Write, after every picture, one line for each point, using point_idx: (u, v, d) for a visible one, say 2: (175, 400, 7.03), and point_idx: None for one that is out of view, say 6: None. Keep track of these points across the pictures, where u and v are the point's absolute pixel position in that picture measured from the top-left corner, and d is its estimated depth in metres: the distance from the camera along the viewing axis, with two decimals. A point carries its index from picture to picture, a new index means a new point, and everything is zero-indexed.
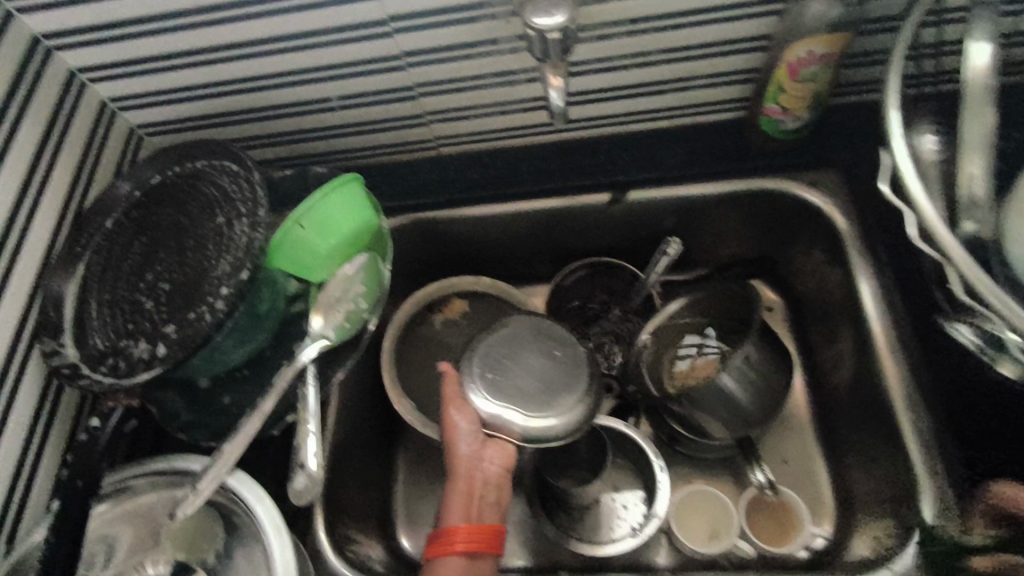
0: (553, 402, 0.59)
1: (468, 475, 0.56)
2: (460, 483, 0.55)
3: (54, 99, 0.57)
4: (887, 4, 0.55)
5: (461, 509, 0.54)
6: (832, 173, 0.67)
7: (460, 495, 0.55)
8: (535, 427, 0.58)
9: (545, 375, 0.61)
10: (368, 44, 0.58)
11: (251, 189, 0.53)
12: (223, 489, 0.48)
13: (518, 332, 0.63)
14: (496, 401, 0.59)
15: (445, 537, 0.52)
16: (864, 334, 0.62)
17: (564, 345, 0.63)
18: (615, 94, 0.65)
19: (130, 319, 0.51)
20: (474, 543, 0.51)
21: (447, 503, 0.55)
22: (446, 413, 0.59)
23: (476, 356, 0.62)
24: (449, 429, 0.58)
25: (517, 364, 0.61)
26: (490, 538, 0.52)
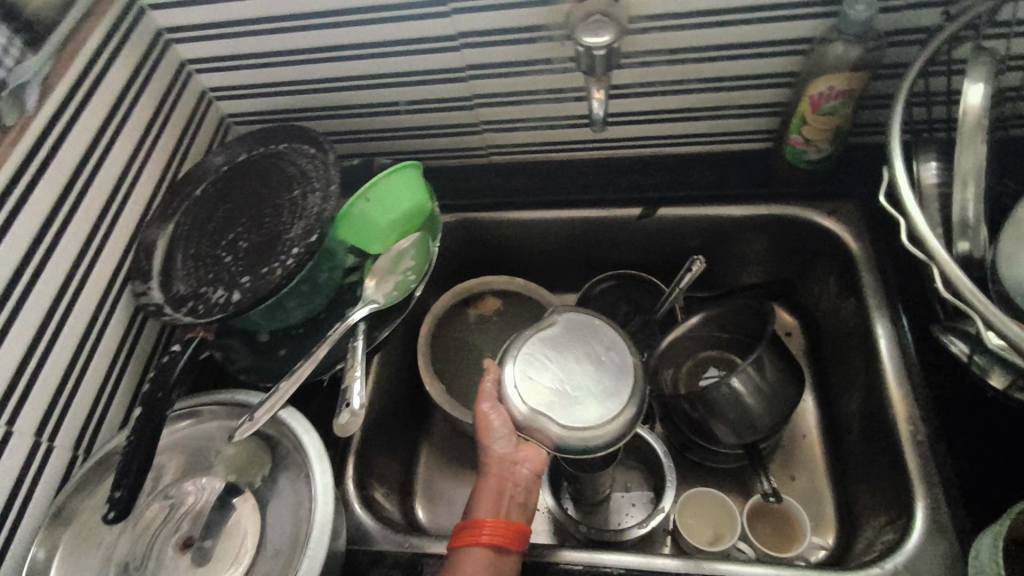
0: (594, 409, 0.53)
1: (499, 474, 0.54)
2: (490, 481, 0.54)
3: (166, 83, 0.67)
4: (904, 51, 0.61)
5: (490, 504, 0.53)
6: (850, 204, 0.72)
7: (489, 492, 0.53)
8: (573, 436, 0.52)
9: (587, 378, 0.55)
10: (437, 55, 0.66)
11: (326, 168, 0.61)
12: (274, 422, 0.54)
13: (565, 333, 0.59)
14: (530, 402, 0.54)
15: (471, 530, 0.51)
16: (871, 353, 0.65)
17: (613, 350, 0.58)
18: (652, 117, 0.72)
19: (210, 270, 0.59)
20: (500, 539, 0.51)
21: (477, 496, 0.54)
22: (483, 406, 0.57)
23: (517, 352, 0.58)
24: (485, 423, 0.56)
25: (560, 366, 0.56)
26: (514, 537, 0.51)
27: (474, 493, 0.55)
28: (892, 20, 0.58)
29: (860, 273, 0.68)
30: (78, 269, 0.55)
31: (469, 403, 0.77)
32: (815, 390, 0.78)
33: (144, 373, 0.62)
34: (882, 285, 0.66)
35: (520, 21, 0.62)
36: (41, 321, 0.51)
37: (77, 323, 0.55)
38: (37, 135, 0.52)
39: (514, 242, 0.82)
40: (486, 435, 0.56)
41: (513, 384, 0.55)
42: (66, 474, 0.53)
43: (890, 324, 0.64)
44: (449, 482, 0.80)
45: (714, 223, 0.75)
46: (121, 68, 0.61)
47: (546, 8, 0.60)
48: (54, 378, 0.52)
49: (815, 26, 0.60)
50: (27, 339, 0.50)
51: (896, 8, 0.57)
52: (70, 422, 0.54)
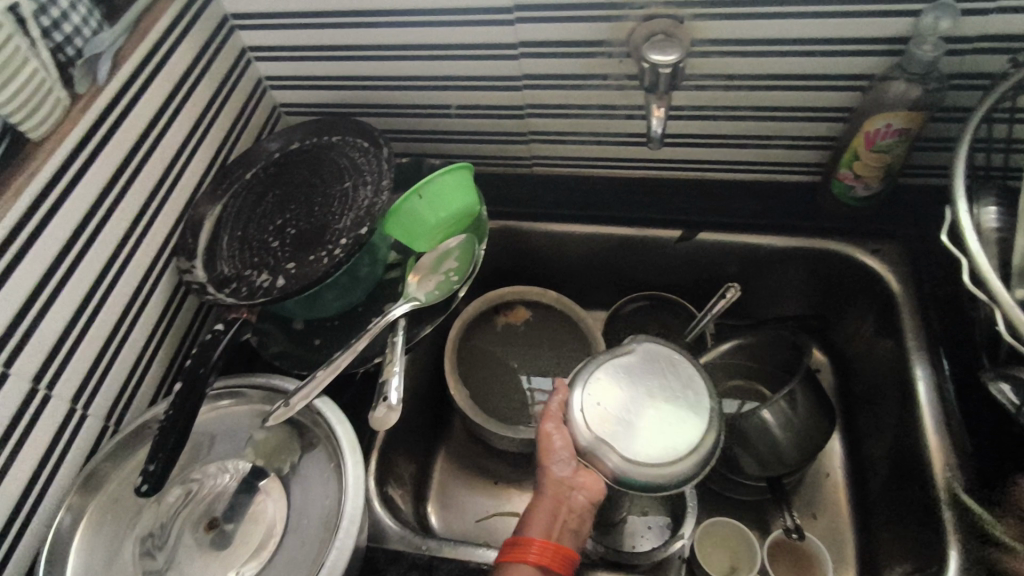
0: (662, 448, 0.54)
1: (557, 495, 0.54)
2: (547, 501, 0.54)
3: (227, 68, 0.68)
4: (963, 95, 0.61)
5: (543, 524, 0.52)
6: (895, 244, 0.71)
7: (545, 512, 0.53)
8: (635, 470, 0.53)
9: (654, 412, 0.56)
10: (495, 63, 0.67)
11: (379, 164, 0.61)
12: (306, 410, 0.53)
13: (636, 365, 0.59)
14: (596, 431, 0.55)
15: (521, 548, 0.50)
16: (908, 395, 0.64)
17: (689, 389, 0.58)
18: (701, 141, 0.72)
19: (256, 254, 0.59)
20: (549, 559, 0.49)
21: (530, 515, 0.53)
22: (545, 426, 0.58)
23: (588, 379, 0.58)
24: (547, 444, 0.57)
25: (630, 398, 0.57)
26: (564, 559, 0.50)
27: (526, 513, 0.54)
28: (955, 64, 0.59)
29: (901, 314, 0.67)
30: (128, 241, 0.55)
31: (492, 411, 0.77)
32: (843, 431, 0.76)
33: (179, 351, 0.62)
34: (923, 328, 0.65)
35: (583, 35, 0.63)
36: (89, 288, 0.51)
37: (122, 293, 0.55)
38: (106, 105, 0.52)
39: (551, 254, 0.81)
40: (548, 457, 0.56)
41: (580, 410, 0.56)
42: (95, 443, 0.53)
43: (929, 368, 0.63)
44: (464, 490, 0.79)
45: (753, 253, 0.75)
46: (188, 49, 0.62)
47: (611, 24, 0.61)
48: (95, 346, 0.52)
49: (876, 64, 0.60)
50: (75, 304, 0.50)
51: (961, 52, 0.57)
52: (105, 391, 0.54)
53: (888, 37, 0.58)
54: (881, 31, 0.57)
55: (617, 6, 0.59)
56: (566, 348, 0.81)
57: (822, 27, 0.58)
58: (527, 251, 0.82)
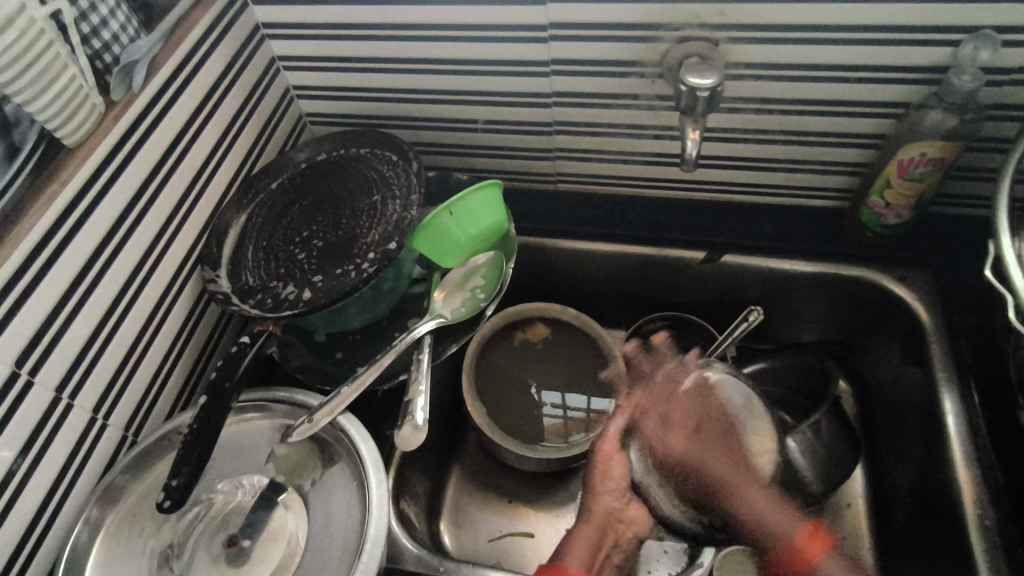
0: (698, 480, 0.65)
1: (602, 524, 0.65)
2: (595, 526, 0.65)
3: (256, 76, 0.68)
4: (1000, 126, 0.61)
5: (581, 554, 0.62)
6: (921, 272, 0.69)
7: (589, 559, 0.59)
8: (667, 505, 0.65)
9: None
10: (526, 80, 0.67)
11: (408, 177, 0.61)
12: (331, 426, 0.53)
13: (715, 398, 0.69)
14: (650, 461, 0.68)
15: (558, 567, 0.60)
16: (936, 427, 0.63)
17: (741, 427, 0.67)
18: (729, 163, 0.72)
19: (283, 266, 0.58)
20: None
21: (572, 544, 0.63)
22: (603, 458, 0.68)
23: None
24: (603, 475, 0.68)
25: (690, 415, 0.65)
26: None
27: (567, 548, 0.63)
28: (993, 95, 0.58)
29: (929, 344, 0.66)
30: (155, 249, 0.55)
31: (510, 429, 0.76)
32: (865, 460, 0.75)
33: (199, 360, 0.62)
34: (953, 360, 0.64)
35: (616, 55, 0.62)
36: (115, 297, 0.51)
37: (147, 302, 0.54)
38: (140, 113, 0.52)
39: (572, 271, 0.81)
40: (602, 484, 0.67)
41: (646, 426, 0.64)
42: (114, 453, 0.53)
43: (960, 400, 0.62)
44: (478, 509, 0.78)
45: (778, 277, 0.74)
46: (220, 57, 0.62)
47: (645, 45, 0.61)
48: (119, 354, 0.52)
49: (912, 92, 0.60)
50: (101, 312, 0.50)
51: (1000, 83, 0.57)
52: (126, 401, 0.53)
53: (926, 66, 0.57)
54: (919, 59, 0.57)
55: (653, 27, 0.59)
56: (585, 367, 0.80)
57: (860, 54, 0.57)
58: (549, 268, 0.81)
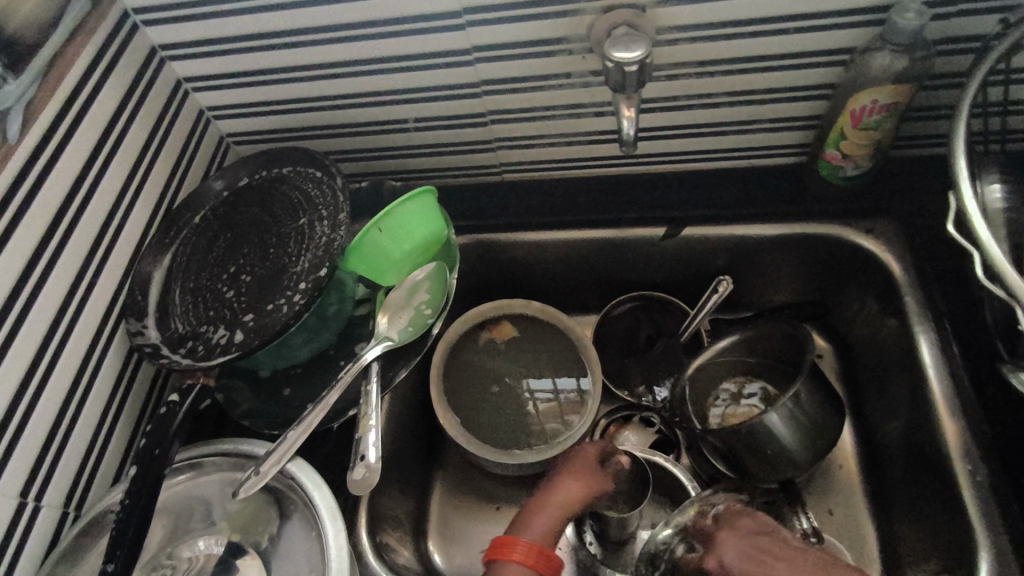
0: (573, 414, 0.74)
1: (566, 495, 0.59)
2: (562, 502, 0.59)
3: (162, 104, 0.63)
4: (953, 60, 0.57)
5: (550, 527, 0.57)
6: (887, 222, 0.67)
7: (541, 526, 0.57)
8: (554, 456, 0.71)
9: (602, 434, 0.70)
10: (450, 71, 0.63)
11: (334, 194, 0.57)
12: (282, 475, 0.49)
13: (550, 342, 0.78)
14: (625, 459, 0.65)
15: (510, 540, 0.54)
16: (918, 383, 0.61)
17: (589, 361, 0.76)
18: (677, 131, 0.68)
19: (211, 308, 0.55)
20: (533, 560, 0.52)
21: (523, 527, 0.57)
22: (583, 451, 0.64)
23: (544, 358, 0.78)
24: (580, 460, 0.62)
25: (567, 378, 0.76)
26: (548, 562, 0.53)
27: (518, 526, 0.57)
28: (941, 29, 0.54)
29: (904, 297, 0.63)
30: (68, 310, 0.51)
31: (492, 438, 0.73)
32: (852, 415, 0.73)
33: (139, 419, 0.58)
34: (929, 312, 0.62)
35: (539, 34, 0.58)
36: (26, 371, 0.47)
37: (67, 369, 0.50)
38: (23, 166, 0.47)
39: (531, 263, 0.77)
40: (585, 460, 0.62)
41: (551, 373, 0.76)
42: (57, 532, 0.49)
43: (940, 353, 0.60)
44: (466, 521, 0.75)
45: (742, 243, 0.71)
46: (114, 89, 0.57)
47: (568, 20, 0.56)
48: (42, 431, 0.48)
49: (857, 35, 0.56)
50: (13, 390, 0.46)
51: (946, 17, 0.53)
52: (61, 476, 0.50)
53: (868, 6, 0.54)
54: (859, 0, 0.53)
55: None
56: (558, 357, 0.77)
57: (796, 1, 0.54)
58: (506, 263, 0.77)
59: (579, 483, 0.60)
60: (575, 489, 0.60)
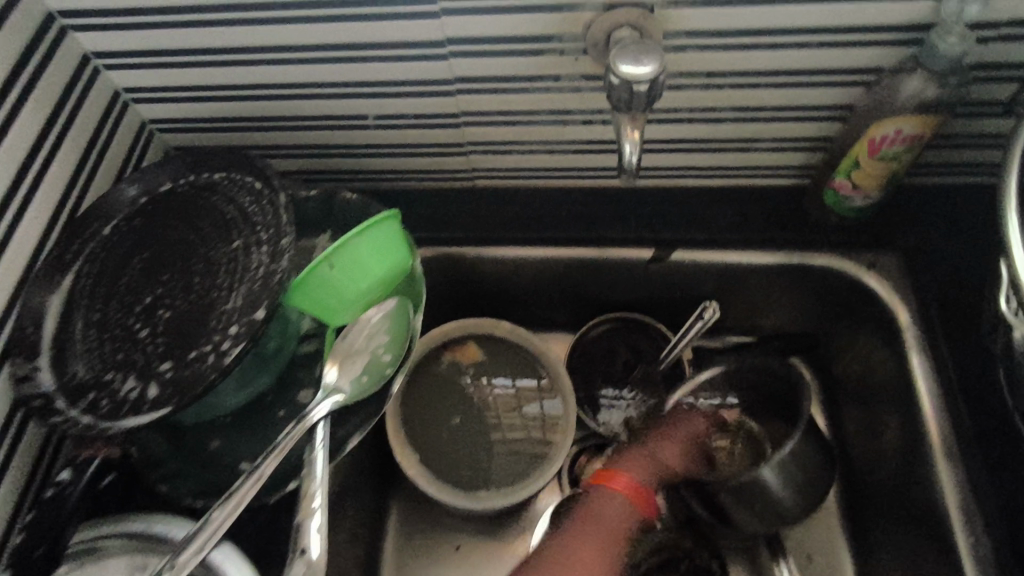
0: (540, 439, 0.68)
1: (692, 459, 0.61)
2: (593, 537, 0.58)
3: (62, 85, 0.51)
4: (985, 88, 0.51)
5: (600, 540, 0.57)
6: (891, 256, 0.62)
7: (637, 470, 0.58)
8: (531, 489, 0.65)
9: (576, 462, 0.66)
10: (420, 64, 0.53)
11: (274, 212, 0.47)
12: (206, 563, 0.41)
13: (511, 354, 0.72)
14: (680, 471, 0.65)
15: (616, 475, 0.58)
16: (917, 436, 0.57)
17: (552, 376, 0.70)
18: (674, 145, 0.60)
19: (119, 350, 0.45)
20: (632, 498, 0.56)
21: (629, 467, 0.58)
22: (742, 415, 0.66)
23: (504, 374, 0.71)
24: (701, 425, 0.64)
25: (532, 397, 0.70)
26: (646, 506, 0.57)
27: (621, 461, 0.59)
28: (979, 53, 0.48)
29: (907, 341, 0.59)
30: None
31: (454, 477, 0.66)
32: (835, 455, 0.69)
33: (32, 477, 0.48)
34: (934, 359, 0.57)
35: (528, 29, 0.49)
36: None
37: None
38: None
39: (503, 281, 0.69)
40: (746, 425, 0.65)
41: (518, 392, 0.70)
42: None
43: (943, 406, 0.56)
44: (424, 563, 0.69)
45: (733, 270, 0.65)
46: None
47: (564, 15, 0.48)
48: None
49: (886, 54, 0.49)
50: None
51: (989, 41, 0.47)
52: None
53: (906, 23, 0.47)
54: (897, 16, 0.46)
55: None
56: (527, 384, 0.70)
57: (826, 12, 0.46)
58: (476, 279, 0.69)
59: (676, 444, 0.61)
60: (673, 448, 0.60)
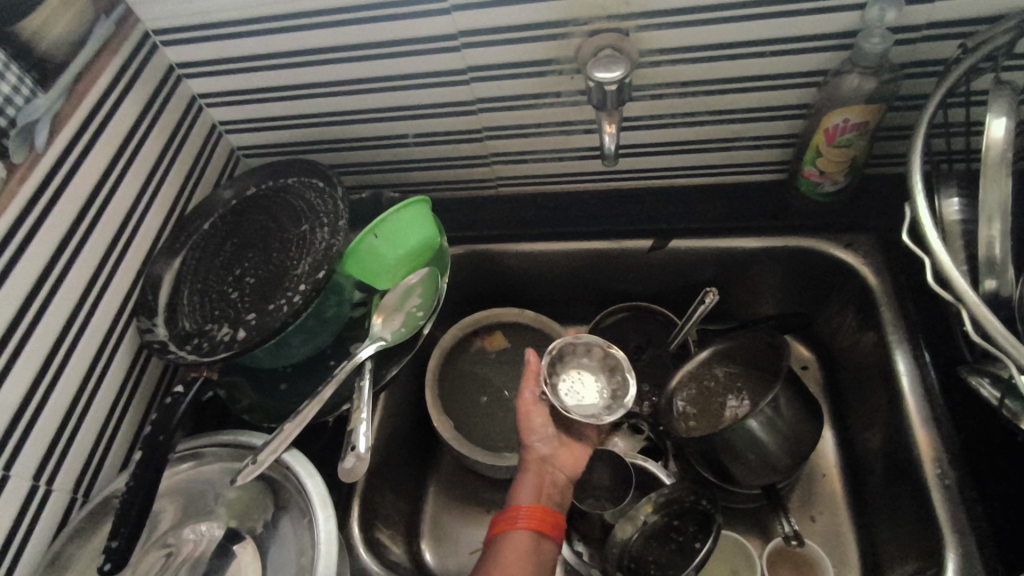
0: None
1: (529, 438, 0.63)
2: (532, 475, 0.60)
3: (178, 116, 0.68)
4: (921, 83, 0.61)
5: (532, 490, 0.58)
6: (866, 236, 0.70)
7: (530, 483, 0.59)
8: None
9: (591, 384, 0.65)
10: (446, 89, 0.67)
11: (334, 202, 0.61)
12: (279, 464, 0.52)
13: (531, 335, 0.81)
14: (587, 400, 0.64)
15: (511, 514, 0.56)
16: (893, 390, 0.63)
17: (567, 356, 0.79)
18: (663, 147, 0.71)
19: (217, 308, 0.58)
20: (536, 521, 0.55)
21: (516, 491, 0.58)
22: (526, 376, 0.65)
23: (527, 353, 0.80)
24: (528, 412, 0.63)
25: None
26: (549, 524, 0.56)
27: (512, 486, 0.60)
28: (907, 52, 0.58)
29: (879, 306, 0.66)
30: (83, 309, 0.54)
31: (471, 435, 0.75)
32: (835, 426, 0.75)
33: (145, 416, 0.61)
34: (902, 319, 0.64)
35: (530, 55, 0.62)
36: (42, 364, 0.50)
37: (79, 364, 0.54)
38: (45, 174, 0.51)
39: (524, 273, 0.80)
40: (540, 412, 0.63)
41: None
42: (65, 517, 0.53)
43: (913, 362, 0.62)
44: (458, 523, 0.77)
45: (724, 255, 0.74)
46: (133, 104, 0.61)
47: (557, 42, 0.60)
48: (56, 420, 0.52)
49: (829, 59, 0.59)
50: (30, 377, 0.49)
51: (912, 41, 0.57)
52: (70, 465, 0.53)
53: (839, 31, 0.57)
54: (830, 26, 0.57)
55: (561, 23, 0.59)
56: None
57: (769, 27, 0.57)
58: (500, 273, 0.81)
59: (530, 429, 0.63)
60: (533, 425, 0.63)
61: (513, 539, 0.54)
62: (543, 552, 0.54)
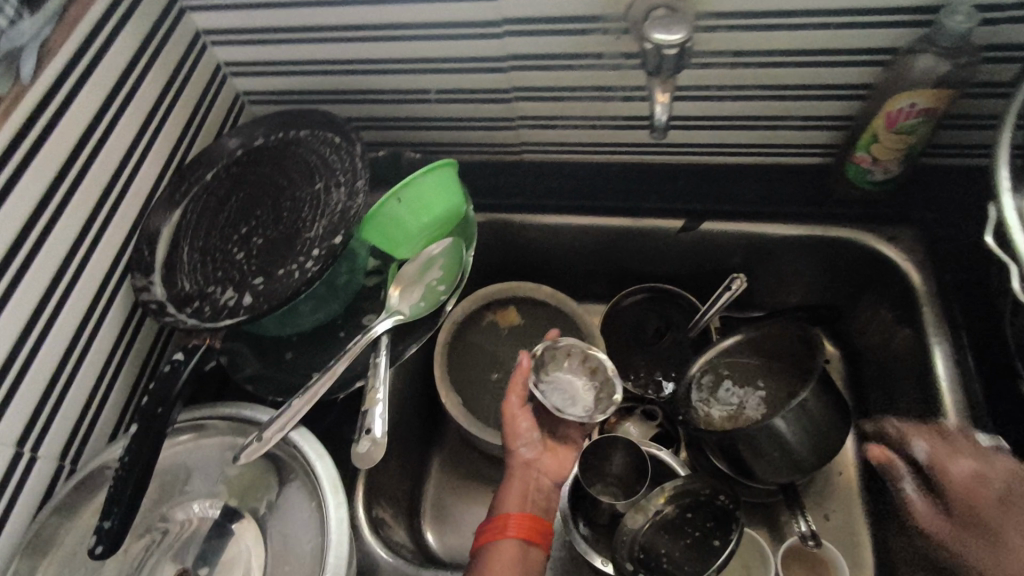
0: None
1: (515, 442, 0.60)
2: (516, 482, 0.57)
3: (181, 54, 0.61)
4: (995, 70, 0.56)
5: (517, 497, 0.55)
6: (909, 230, 0.66)
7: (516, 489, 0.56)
8: None
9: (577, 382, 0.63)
10: (477, 42, 0.61)
11: (352, 160, 0.56)
12: (286, 442, 0.49)
13: (546, 312, 0.77)
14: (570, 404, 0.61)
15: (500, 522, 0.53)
16: (929, 393, 0.60)
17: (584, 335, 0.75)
18: (704, 121, 0.66)
19: (221, 269, 0.54)
20: (526, 530, 0.52)
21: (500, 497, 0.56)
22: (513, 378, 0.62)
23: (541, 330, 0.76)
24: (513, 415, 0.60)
25: None
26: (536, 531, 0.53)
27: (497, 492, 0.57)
28: (988, 34, 0.53)
29: (920, 306, 0.63)
30: (73, 263, 0.49)
31: (480, 413, 0.72)
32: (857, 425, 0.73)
33: (138, 379, 0.57)
34: (945, 321, 0.61)
35: (574, 10, 0.56)
36: (27, 322, 0.46)
37: (68, 323, 0.49)
38: (32, 109, 0.46)
39: (544, 247, 0.76)
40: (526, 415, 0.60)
41: None
42: (50, 486, 0.49)
43: (955, 367, 0.59)
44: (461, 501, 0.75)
45: (758, 241, 0.70)
46: (132, 37, 0.55)
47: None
48: (42, 383, 0.47)
49: (901, 36, 0.55)
50: (14, 336, 0.45)
51: (995, 22, 0.52)
52: (57, 431, 0.49)
53: (919, 6, 0.52)
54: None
55: None
56: None
57: None
58: (518, 245, 0.76)
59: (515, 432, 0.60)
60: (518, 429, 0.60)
61: (502, 549, 0.51)
62: (529, 561, 0.51)
